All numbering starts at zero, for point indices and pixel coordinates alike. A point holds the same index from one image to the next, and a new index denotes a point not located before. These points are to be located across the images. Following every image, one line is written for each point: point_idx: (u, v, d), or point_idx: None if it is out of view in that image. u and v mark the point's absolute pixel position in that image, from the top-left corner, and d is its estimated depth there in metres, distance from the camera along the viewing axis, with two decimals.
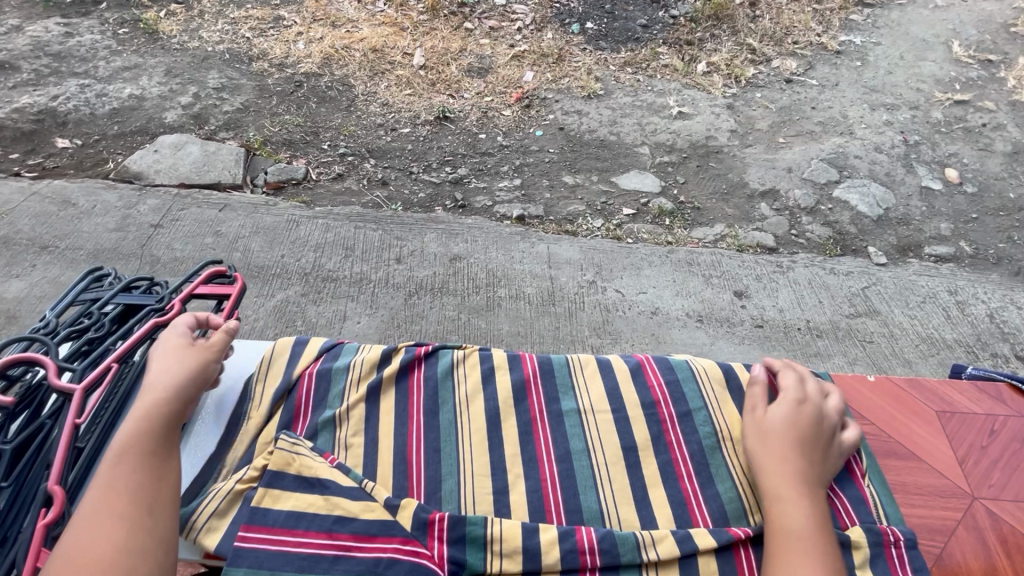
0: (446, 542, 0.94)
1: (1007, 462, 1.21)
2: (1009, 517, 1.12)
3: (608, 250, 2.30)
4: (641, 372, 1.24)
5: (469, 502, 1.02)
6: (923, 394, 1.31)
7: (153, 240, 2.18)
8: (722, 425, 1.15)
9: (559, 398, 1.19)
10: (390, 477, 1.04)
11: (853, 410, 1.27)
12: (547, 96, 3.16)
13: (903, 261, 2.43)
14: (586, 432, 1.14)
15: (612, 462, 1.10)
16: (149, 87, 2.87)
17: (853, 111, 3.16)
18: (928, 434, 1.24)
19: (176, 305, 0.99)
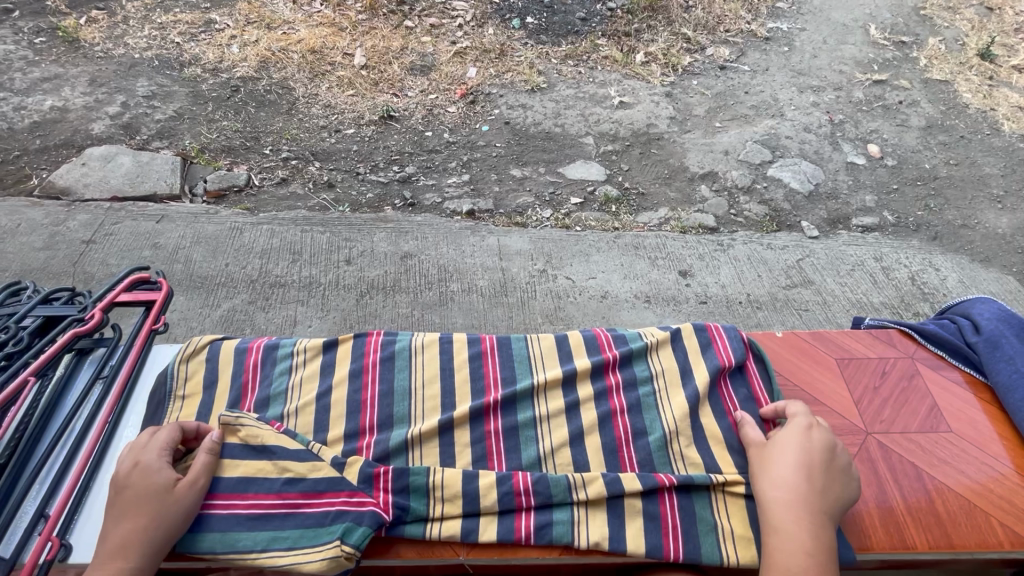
0: (392, 493, 1.05)
1: (896, 398, 1.35)
2: (897, 447, 1.26)
3: (557, 239, 2.35)
4: (596, 338, 1.33)
5: (414, 457, 1.11)
6: (824, 344, 1.44)
7: (85, 256, 2.09)
8: (659, 373, 1.26)
9: (515, 367, 1.27)
10: (340, 435, 1.13)
11: None
12: (491, 91, 3.18)
13: (834, 233, 2.58)
14: (535, 392, 1.22)
15: (553, 415, 1.19)
16: (73, 98, 2.73)
17: (783, 94, 3.32)
18: (828, 380, 1.37)
19: (97, 315, 0.91)
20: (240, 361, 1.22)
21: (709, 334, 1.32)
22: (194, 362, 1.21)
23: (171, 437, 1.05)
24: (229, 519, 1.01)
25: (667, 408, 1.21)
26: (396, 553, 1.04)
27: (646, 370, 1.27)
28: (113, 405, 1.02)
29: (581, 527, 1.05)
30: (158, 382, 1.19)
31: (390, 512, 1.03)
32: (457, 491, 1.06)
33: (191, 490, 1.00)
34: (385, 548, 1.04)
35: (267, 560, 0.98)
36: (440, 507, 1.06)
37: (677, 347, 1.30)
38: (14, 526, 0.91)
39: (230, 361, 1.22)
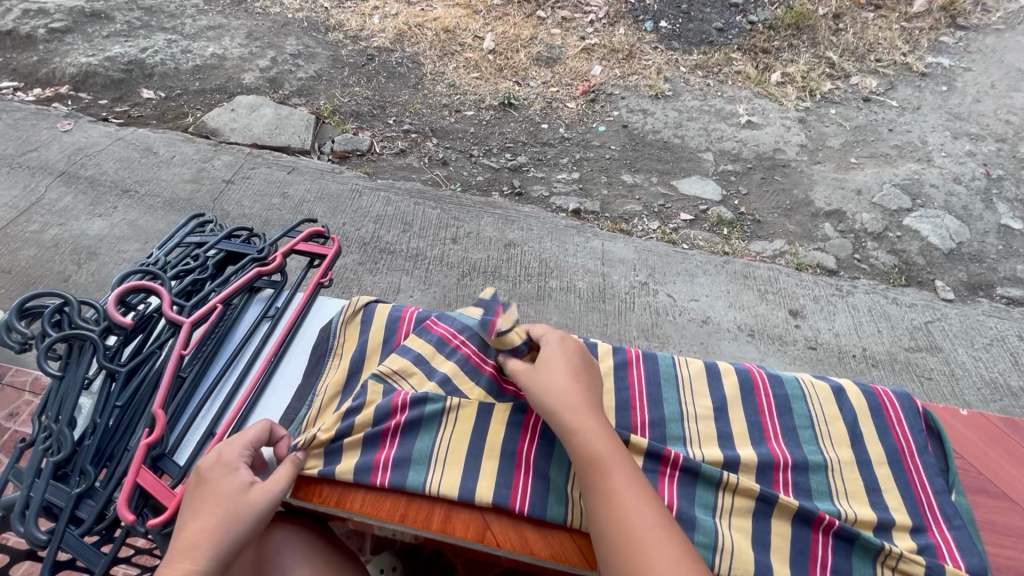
0: (532, 474, 1.00)
1: None
2: None
3: (662, 254, 2.28)
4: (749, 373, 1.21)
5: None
6: (1021, 436, 1.25)
7: (224, 195, 2.27)
8: (822, 423, 1.15)
9: (662, 385, 1.19)
10: (474, 407, 1.06)
11: None
12: (614, 92, 3.12)
13: (972, 300, 2.32)
14: (686, 416, 1.14)
15: (705, 438, 1.11)
16: (231, 48, 2.97)
17: (933, 137, 3.02)
18: (1022, 475, 1.19)
19: (277, 258, 0.96)
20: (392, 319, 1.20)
21: (879, 398, 1.19)
22: (350, 324, 1.19)
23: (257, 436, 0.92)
24: (372, 475, 0.98)
25: (834, 467, 1.09)
26: (530, 552, 0.95)
27: (805, 413, 1.16)
28: (278, 343, 1.09)
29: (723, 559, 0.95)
30: (320, 337, 1.20)
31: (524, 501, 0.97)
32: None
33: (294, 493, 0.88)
34: (517, 541, 0.96)
35: (404, 523, 0.96)
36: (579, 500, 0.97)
37: (843, 403, 1.18)
38: (188, 435, 0.99)
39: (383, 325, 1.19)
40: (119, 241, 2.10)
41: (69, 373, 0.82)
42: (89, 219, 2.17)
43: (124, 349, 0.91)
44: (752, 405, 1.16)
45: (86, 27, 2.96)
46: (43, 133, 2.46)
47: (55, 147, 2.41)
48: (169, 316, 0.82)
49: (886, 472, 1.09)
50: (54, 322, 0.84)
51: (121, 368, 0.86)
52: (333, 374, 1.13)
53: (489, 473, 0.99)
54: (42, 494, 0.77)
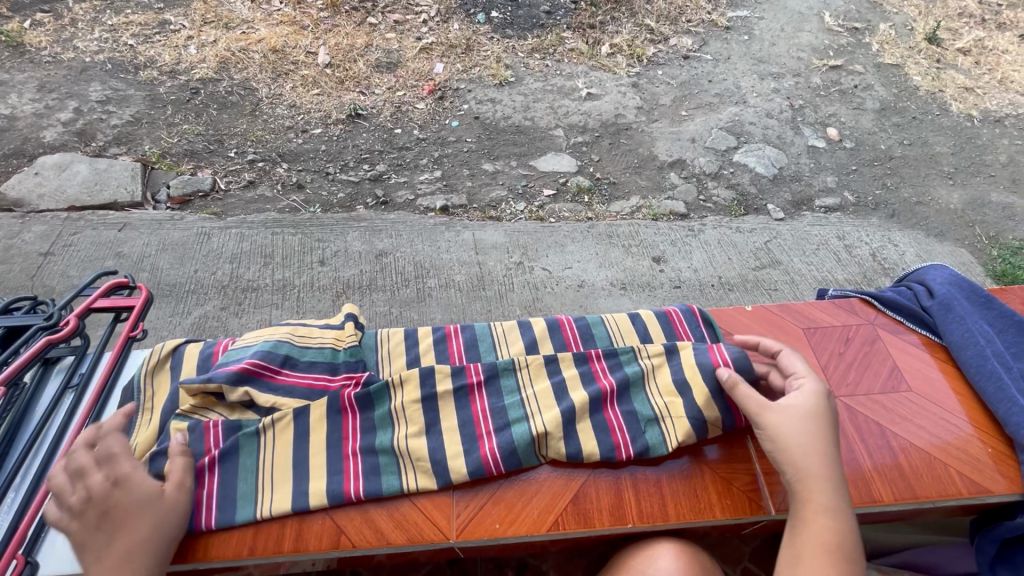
0: (362, 477, 1.08)
1: (861, 363, 1.39)
2: (865, 409, 1.30)
3: (532, 231, 2.36)
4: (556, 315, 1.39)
5: (397, 407, 1.14)
6: (792, 316, 1.47)
7: (44, 269, 2.02)
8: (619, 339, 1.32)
9: (480, 345, 1.30)
10: (290, 414, 1.11)
11: (731, 337, 1.41)
12: (459, 86, 3.17)
13: (799, 215, 2.67)
14: (518, 367, 1.21)
15: (534, 369, 1.22)
16: (20, 105, 2.62)
17: (745, 81, 3.40)
18: (797, 349, 1.39)
19: (72, 320, 0.85)
20: (205, 350, 1.21)
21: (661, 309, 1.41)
22: (160, 374, 1.17)
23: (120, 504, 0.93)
24: (197, 518, 1.02)
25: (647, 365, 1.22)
26: (387, 542, 1.04)
27: (604, 334, 1.33)
28: (86, 415, 1.05)
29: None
30: (126, 400, 1.15)
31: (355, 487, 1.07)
32: (428, 463, 1.10)
33: (155, 510, 0.96)
34: (374, 538, 1.05)
35: (261, 554, 1.02)
36: (413, 481, 1.09)
37: (635, 320, 1.36)
38: None
39: (196, 358, 1.20)
40: None
41: None
42: None
43: None
44: (559, 339, 1.31)
45: None
46: None
47: None
48: None
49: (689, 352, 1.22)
50: None
51: None
52: (145, 433, 1.10)
53: (319, 474, 1.08)
54: None
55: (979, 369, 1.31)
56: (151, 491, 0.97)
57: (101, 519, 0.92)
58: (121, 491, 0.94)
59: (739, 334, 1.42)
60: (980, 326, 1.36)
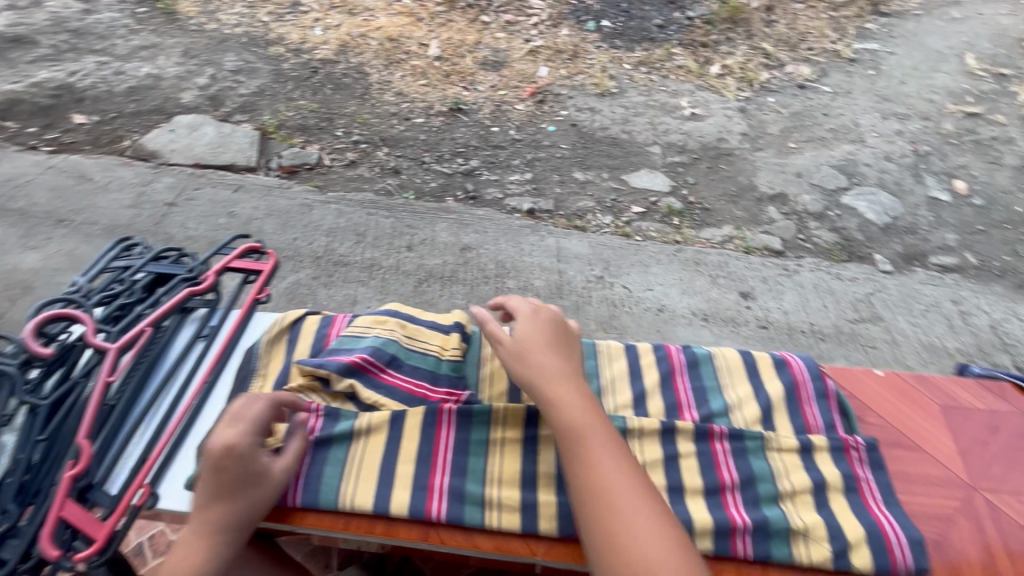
0: (447, 498, 1.00)
1: (1008, 456, 1.19)
2: (1009, 510, 1.11)
3: (616, 246, 2.32)
4: (666, 354, 1.18)
5: (495, 441, 1.05)
6: (929, 390, 1.28)
7: (167, 218, 2.21)
8: (733, 396, 1.12)
9: (583, 383, 1.12)
10: (386, 416, 1.04)
11: (856, 402, 1.24)
12: (561, 92, 3.17)
13: (909, 269, 2.45)
14: (628, 431, 1.04)
15: (647, 434, 1.03)
16: (167, 67, 2.89)
17: (865, 119, 3.17)
18: (932, 427, 1.21)
19: (210, 276, 0.91)
20: (322, 328, 1.17)
21: (791, 375, 1.14)
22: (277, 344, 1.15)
23: (233, 479, 0.84)
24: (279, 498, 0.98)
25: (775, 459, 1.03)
26: (474, 546, 0.98)
27: (722, 404, 1.11)
28: (215, 363, 0.92)
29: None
30: (242, 359, 1.12)
31: (445, 497, 1.00)
32: (516, 502, 1.00)
33: (257, 492, 0.87)
34: (462, 538, 0.98)
35: (352, 531, 0.98)
36: (496, 516, 0.99)
37: (758, 391, 1.12)
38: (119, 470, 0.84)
39: (312, 332, 1.18)
40: (56, 274, 2.00)
41: None
42: (22, 252, 2.06)
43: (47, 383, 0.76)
44: (670, 399, 1.12)
45: (7, 53, 2.81)
46: None
47: None
48: (93, 341, 0.75)
49: (825, 460, 1.04)
50: None
51: (44, 400, 0.71)
52: None
53: (404, 482, 1.00)
54: None
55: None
56: (261, 474, 0.87)
57: (214, 482, 0.83)
58: (243, 468, 0.84)
59: (865, 399, 1.25)
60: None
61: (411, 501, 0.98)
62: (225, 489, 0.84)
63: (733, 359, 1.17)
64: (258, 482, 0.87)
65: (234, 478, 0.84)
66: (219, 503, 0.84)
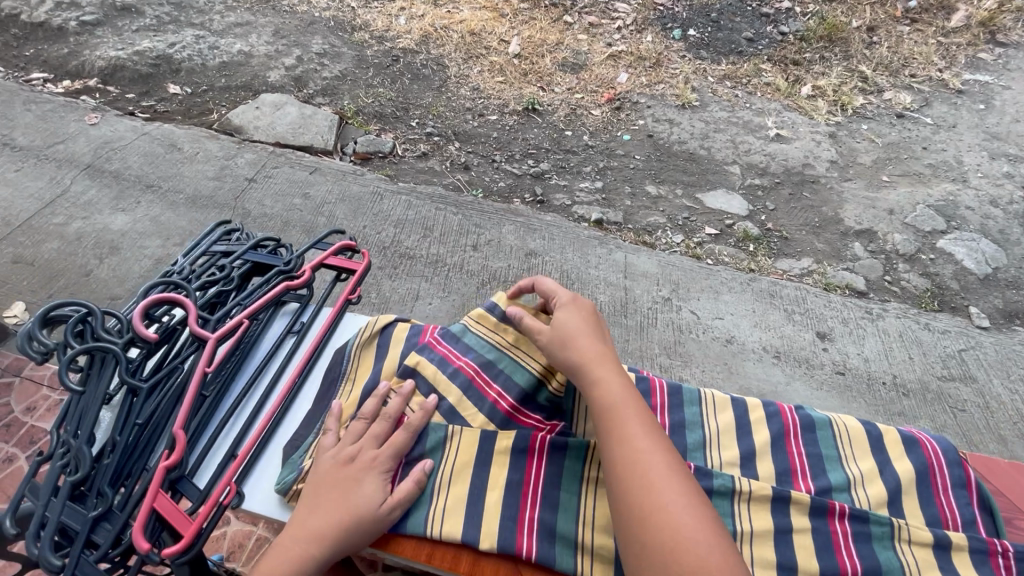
0: (537, 534, 0.88)
1: None
2: None
3: (686, 268, 2.22)
4: (779, 414, 1.04)
5: (588, 482, 0.92)
6: None
7: (246, 193, 2.27)
8: (855, 472, 0.98)
9: (687, 433, 1.01)
10: (476, 435, 0.94)
11: (999, 494, 1.05)
12: (639, 100, 3.07)
13: (1008, 328, 2.23)
14: (737, 493, 0.91)
15: (757, 499, 0.91)
16: (257, 45, 2.98)
17: (969, 157, 2.92)
18: None
19: (308, 270, 0.89)
20: (413, 339, 1.04)
21: (924, 458, 0.99)
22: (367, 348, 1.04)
23: (353, 487, 0.84)
24: None
25: (904, 551, 0.88)
26: None
27: (842, 477, 0.97)
28: (303, 363, 0.91)
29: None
30: (333, 359, 1.04)
31: (534, 532, 0.88)
32: (611, 552, 0.87)
33: (367, 512, 0.83)
34: None
35: (431, 564, 0.86)
36: (589, 566, 0.86)
37: (885, 468, 0.98)
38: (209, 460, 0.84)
39: (401, 341, 1.04)
40: (141, 238, 2.09)
41: (91, 387, 0.70)
42: (113, 213, 2.16)
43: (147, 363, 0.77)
44: (783, 464, 0.98)
45: (116, 21, 2.97)
46: (70, 125, 2.45)
47: (80, 139, 2.41)
48: (195, 330, 0.74)
49: (965, 561, 0.88)
50: (78, 333, 0.72)
51: (145, 381, 0.72)
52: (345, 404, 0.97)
53: (492, 512, 0.89)
54: (57, 514, 0.62)
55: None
56: (375, 493, 0.85)
57: (335, 481, 0.84)
58: (362, 480, 0.85)
59: (1010, 493, 1.05)
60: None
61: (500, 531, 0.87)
62: (341, 492, 0.84)
63: (855, 429, 1.03)
64: (373, 502, 0.84)
65: (352, 485, 0.84)
66: (331, 509, 0.82)
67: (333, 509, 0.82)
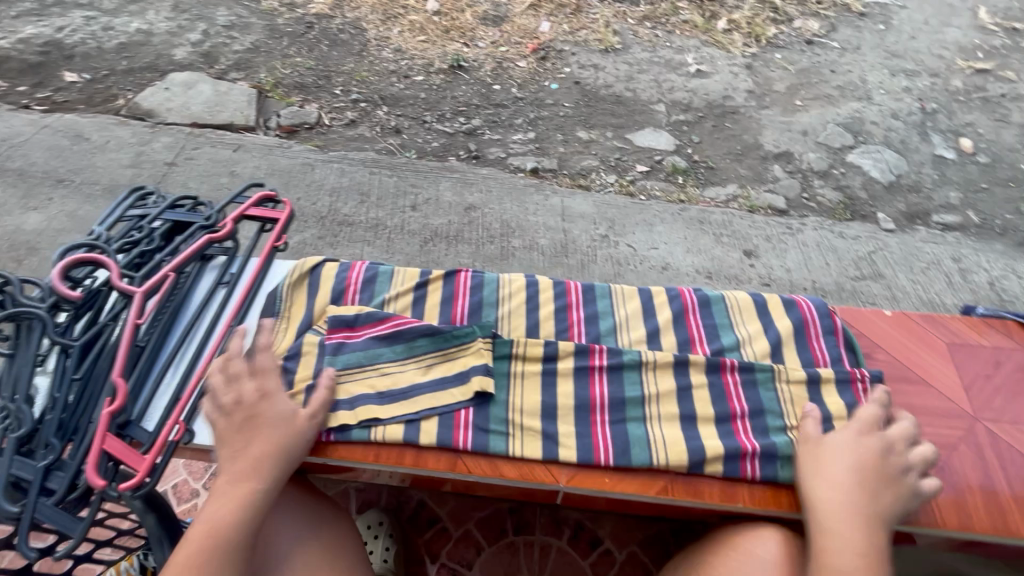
0: (472, 429, 1.07)
1: (1009, 390, 1.25)
2: (1008, 438, 1.18)
3: (621, 206, 2.32)
4: (680, 297, 1.28)
5: (516, 373, 1.13)
6: (935, 327, 1.34)
7: (168, 177, 2.19)
8: (744, 334, 1.23)
9: (601, 323, 1.23)
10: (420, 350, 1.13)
11: (867, 338, 1.31)
12: (564, 48, 3.08)
13: (911, 228, 2.46)
14: (645, 364, 1.16)
15: (660, 366, 1.16)
16: (157, 22, 2.80)
17: (873, 76, 3.11)
18: (938, 363, 1.28)
19: (228, 224, 0.91)
20: (342, 275, 1.22)
21: (801, 314, 1.25)
22: (298, 289, 1.20)
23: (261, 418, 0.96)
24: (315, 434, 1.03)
25: (783, 389, 1.15)
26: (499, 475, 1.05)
27: (732, 339, 1.22)
28: (236, 310, 1.03)
29: (660, 454, 1.06)
30: (266, 302, 1.20)
31: (469, 428, 1.07)
32: (538, 429, 1.08)
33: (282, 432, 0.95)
34: (487, 467, 1.06)
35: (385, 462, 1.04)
36: (518, 443, 1.07)
37: (769, 327, 1.24)
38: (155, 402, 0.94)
39: (332, 277, 1.22)
40: (59, 235, 1.99)
41: (20, 349, 0.73)
42: (23, 213, 2.04)
43: (74, 326, 0.80)
44: (684, 334, 1.23)
45: None
46: None
47: None
48: (119, 286, 0.77)
49: (832, 391, 1.15)
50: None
51: (76, 342, 0.76)
52: (283, 338, 1.14)
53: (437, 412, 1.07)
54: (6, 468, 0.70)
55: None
56: (285, 413, 0.98)
57: (244, 422, 0.95)
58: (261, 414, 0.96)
59: (875, 337, 1.31)
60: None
61: (438, 428, 1.05)
62: (253, 430, 0.94)
63: (745, 300, 1.27)
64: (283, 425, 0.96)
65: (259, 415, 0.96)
66: (253, 447, 0.93)
67: (253, 447, 0.93)
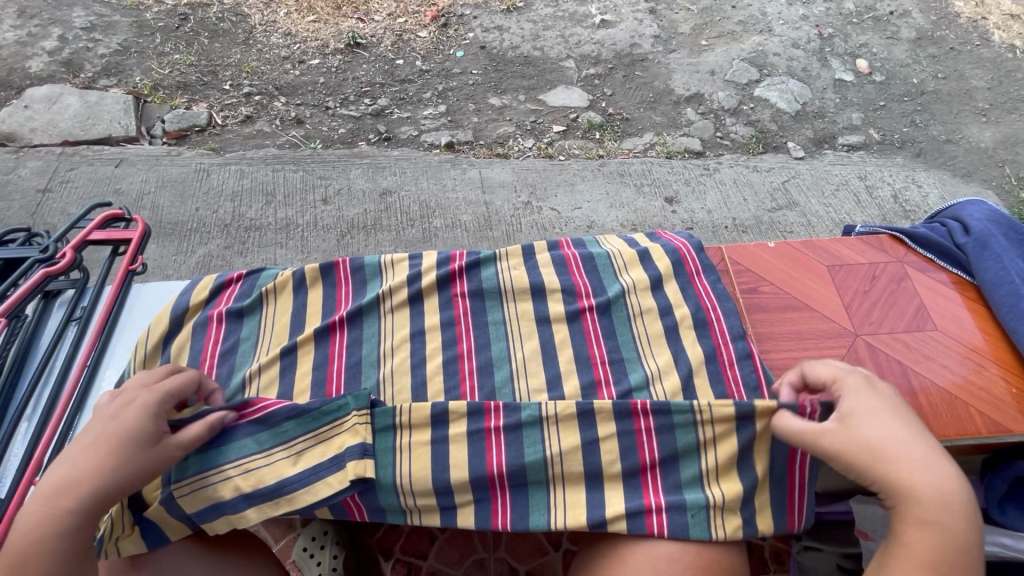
0: (365, 510, 1.05)
1: (886, 302, 1.33)
2: (886, 347, 1.25)
3: (541, 169, 2.28)
4: (582, 327, 1.21)
5: (402, 447, 1.05)
6: (816, 253, 1.41)
7: (43, 206, 1.99)
8: (635, 307, 1.24)
9: (495, 372, 1.15)
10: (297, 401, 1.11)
11: (755, 274, 1.37)
12: (464, 12, 2.96)
13: (819, 153, 2.55)
14: (545, 418, 1.06)
15: (563, 418, 1.06)
16: (2, 32, 2.49)
17: (772, 7, 3.15)
18: (820, 287, 1.35)
19: (64, 254, 0.96)
20: (198, 344, 1.20)
21: (713, 341, 1.19)
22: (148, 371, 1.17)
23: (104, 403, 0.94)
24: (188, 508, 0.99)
25: (704, 430, 1.05)
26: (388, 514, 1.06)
27: (641, 376, 1.14)
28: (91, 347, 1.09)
29: (556, 464, 1.04)
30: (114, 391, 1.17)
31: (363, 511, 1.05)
32: (426, 439, 1.05)
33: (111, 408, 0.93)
34: None
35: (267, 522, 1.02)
36: (407, 462, 1.04)
37: (679, 357, 1.17)
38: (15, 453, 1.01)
39: (189, 339, 1.21)
40: None
41: None
42: None
43: None
44: (588, 378, 1.14)
45: None
46: None
47: None
48: None
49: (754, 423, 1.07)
50: None
51: None
52: None
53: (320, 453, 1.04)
54: None
55: (1012, 310, 1.23)
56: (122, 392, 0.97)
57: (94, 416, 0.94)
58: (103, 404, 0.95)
59: (762, 272, 1.38)
60: (1018, 266, 1.26)
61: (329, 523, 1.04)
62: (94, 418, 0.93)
63: (654, 328, 1.22)
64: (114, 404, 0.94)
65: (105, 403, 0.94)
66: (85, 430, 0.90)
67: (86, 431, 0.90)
